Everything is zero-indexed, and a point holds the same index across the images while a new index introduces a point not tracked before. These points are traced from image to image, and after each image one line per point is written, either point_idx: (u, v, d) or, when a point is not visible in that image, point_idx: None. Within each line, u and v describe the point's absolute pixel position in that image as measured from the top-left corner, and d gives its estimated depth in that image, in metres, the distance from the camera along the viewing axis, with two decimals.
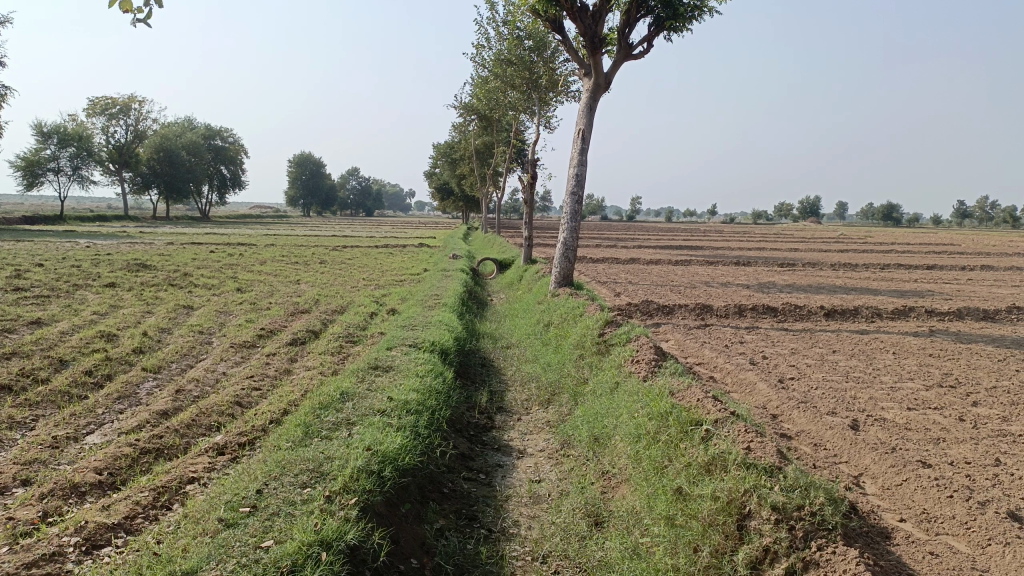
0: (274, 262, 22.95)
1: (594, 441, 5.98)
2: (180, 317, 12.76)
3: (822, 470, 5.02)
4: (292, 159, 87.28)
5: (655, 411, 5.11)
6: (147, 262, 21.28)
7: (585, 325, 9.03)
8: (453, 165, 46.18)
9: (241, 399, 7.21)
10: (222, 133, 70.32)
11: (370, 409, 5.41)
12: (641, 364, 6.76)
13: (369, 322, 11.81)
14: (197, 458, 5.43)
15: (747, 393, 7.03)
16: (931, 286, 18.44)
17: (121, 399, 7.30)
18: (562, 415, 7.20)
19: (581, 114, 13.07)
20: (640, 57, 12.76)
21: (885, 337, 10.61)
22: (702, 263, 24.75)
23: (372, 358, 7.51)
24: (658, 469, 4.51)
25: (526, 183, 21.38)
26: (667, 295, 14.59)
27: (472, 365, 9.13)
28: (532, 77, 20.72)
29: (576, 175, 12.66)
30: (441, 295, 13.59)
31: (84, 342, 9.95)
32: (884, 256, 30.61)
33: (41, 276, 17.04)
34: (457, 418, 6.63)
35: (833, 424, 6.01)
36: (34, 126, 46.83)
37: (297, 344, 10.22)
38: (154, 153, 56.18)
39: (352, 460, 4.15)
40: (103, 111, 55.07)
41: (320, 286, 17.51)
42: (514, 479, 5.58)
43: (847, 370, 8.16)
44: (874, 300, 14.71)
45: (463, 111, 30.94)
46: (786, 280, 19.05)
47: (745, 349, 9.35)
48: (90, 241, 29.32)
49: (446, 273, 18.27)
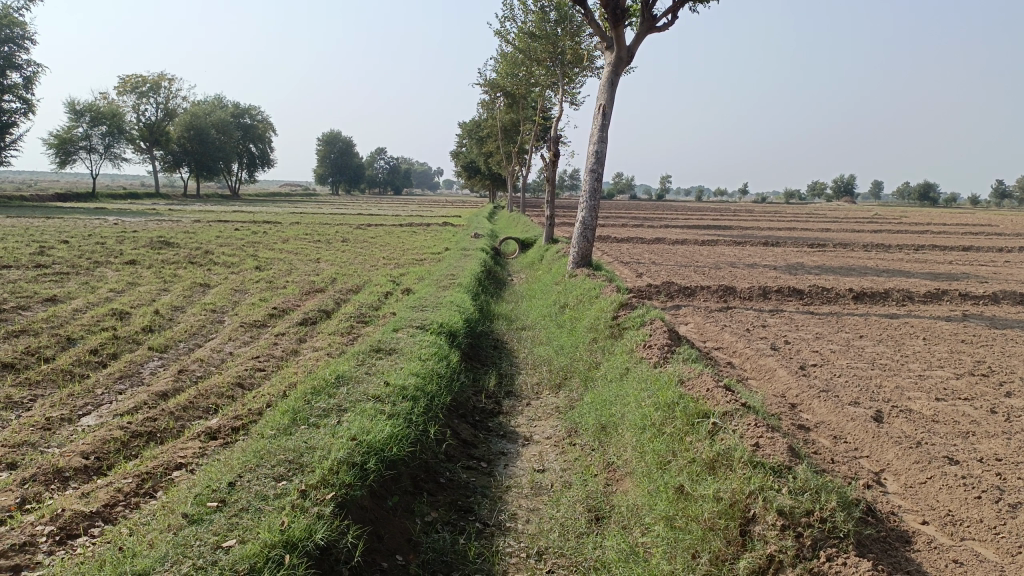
0: (296, 240, 22.88)
1: (600, 429, 5.71)
2: (196, 295, 12.66)
3: (841, 466, 4.71)
4: (321, 137, 87.37)
5: (662, 400, 4.83)
6: (170, 239, 21.29)
7: (599, 308, 8.73)
8: (479, 143, 45.75)
9: (243, 380, 7.03)
10: (251, 111, 70.52)
11: (364, 395, 5.19)
12: (653, 348, 6.46)
13: (383, 302, 11.61)
14: (187, 443, 5.28)
15: (765, 380, 6.70)
16: (966, 269, 17.79)
17: (122, 379, 7.17)
18: (572, 400, 6.93)
19: (602, 89, 12.68)
20: (664, 30, 12.33)
21: (915, 321, 10.18)
22: (728, 243, 24.20)
23: (376, 340, 7.30)
24: (662, 465, 4.23)
25: (548, 160, 20.99)
26: (690, 277, 14.21)
27: (482, 347, 8.88)
28: (556, 52, 20.27)
29: (596, 152, 12.30)
30: (458, 275, 13.34)
31: (95, 320, 9.87)
32: (919, 237, 29.72)
33: (63, 253, 17.08)
34: (460, 404, 6.40)
35: (855, 415, 5.67)
36: (67, 104, 47.24)
37: (307, 323, 10.06)
38: (184, 131, 56.50)
39: (334, 451, 3.93)
40: (133, 90, 55.32)
41: (339, 264, 17.35)
42: (517, 468, 5.35)
43: (873, 357, 7.78)
44: (906, 282, 14.19)
45: (488, 88, 30.52)
46: (815, 261, 18.54)
47: (767, 333, 8.99)
48: (119, 218, 29.56)
49: (466, 252, 18.03)
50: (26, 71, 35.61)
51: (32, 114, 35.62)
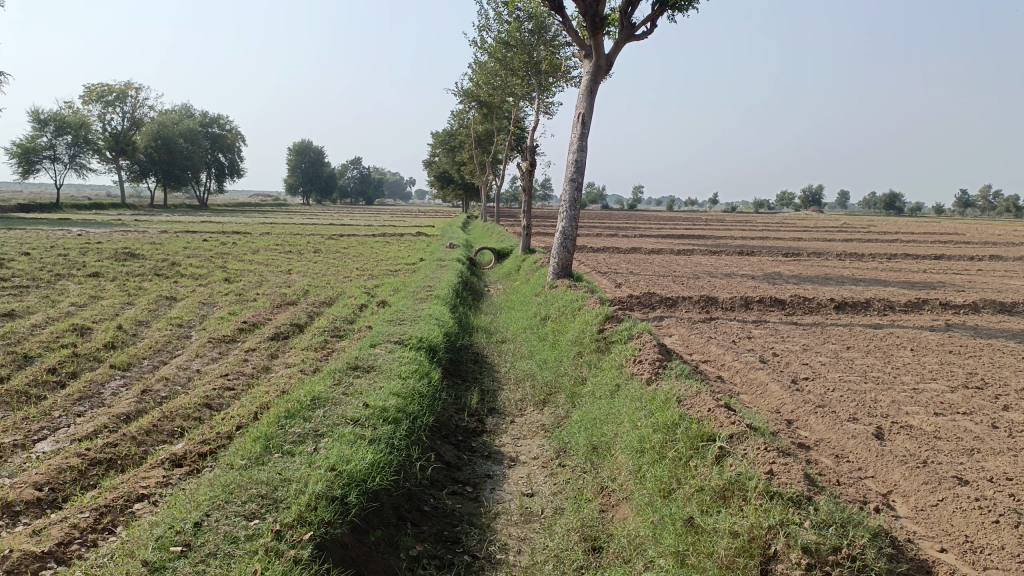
0: (267, 251, 22.39)
1: (591, 450, 5.43)
2: (161, 309, 12.19)
3: (847, 487, 4.48)
4: (291, 147, 86.35)
5: (660, 420, 4.55)
6: (136, 250, 20.72)
7: (583, 320, 8.46)
8: (451, 153, 45.42)
9: (211, 400, 6.66)
10: (220, 120, 69.59)
11: (342, 418, 4.85)
12: (644, 364, 6.19)
13: (358, 315, 11.27)
14: (150, 471, 4.92)
15: (758, 396, 6.47)
16: (942, 277, 17.83)
17: (82, 401, 6.75)
18: (558, 418, 6.65)
19: (581, 97, 12.47)
20: (643, 38, 12.15)
21: (900, 332, 10.06)
22: (704, 252, 24.14)
23: (353, 356, 6.97)
24: (665, 493, 3.97)
25: (525, 169, 20.72)
26: (670, 287, 14.03)
27: (462, 362, 8.57)
28: (532, 61, 20.08)
29: (576, 161, 12.07)
30: (435, 286, 13.02)
31: (55, 336, 9.41)
32: (889, 246, 29.96)
33: (24, 265, 16.47)
34: (442, 423, 6.09)
35: (855, 432, 5.46)
36: (30, 113, 46.21)
37: (279, 338, 9.68)
38: (152, 140, 55.50)
39: (312, 484, 3.60)
40: (99, 99, 54.27)
41: (311, 276, 16.92)
42: (504, 493, 5.05)
43: (864, 369, 7.60)
44: (885, 292, 14.13)
45: (462, 97, 30.28)
46: (792, 270, 18.49)
47: (754, 345, 8.79)
48: (84, 229, 28.84)
49: (442, 263, 17.72)
50: None
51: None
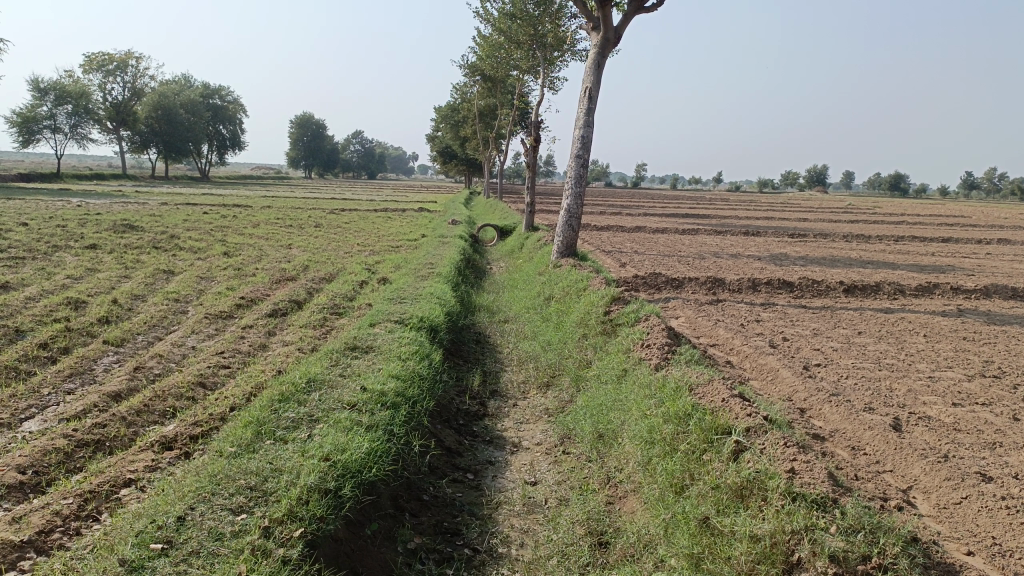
0: (268, 225, 22.12)
1: (597, 438, 5.23)
2: (158, 283, 11.97)
3: (866, 482, 4.28)
4: (293, 120, 85.65)
5: (672, 409, 4.34)
6: (135, 222, 20.48)
7: (588, 301, 8.23)
8: (454, 128, 44.94)
9: (205, 379, 6.46)
10: (222, 92, 68.96)
11: (338, 403, 4.65)
12: (653, 348, 5.98)
13: (358, 292, 11.05)
14: (139, 454, 4.73)
15: (769, 382, 6.27)
16: (950, 260, 17.56)
17: (72, 377, 6.55)
18: (563, 402, 6.45)
19: (588, 71, 12.14)
20: (652, 10, 11.80)
21: (912, 317, 9.82)
22: (709, 232, 23.86)
23: (350, 336, 6.75)
24: (677, 489, 3.77)
25: (529, 145, 20.39)
26: (675, 267, 13.78)
27: (464, 342, 8.37)
28: (537, 34, 19.67)
29: (581, 137, 11.77)
30: (436, 263, 12.78)
31: (48, 310, 9.20)
32: (895, 228, 29.60)
33: (21, 237, 16.23)
34: (443, 407, 5.89)
35: (872, 423, 5.26)
36: (30, 82, 45.75)
37: (277, 314, 9.48)
38: (153, 111, 54.98)
39: (304, 475, 3.41)
40: (100, 68, 53.71)
41: (312, 251, 16.69)
42: (506, 481, 4.86)
43: (877, 356, 7.38)
44: (894, 275, 13.88)
45: (466, 71, 29.81)
46: (799, 252, 18.21)
47: (763, 329, 8.56)
48: (83, 201, 28.54)
49: (444, 239, 17.45)
50: None
51: None
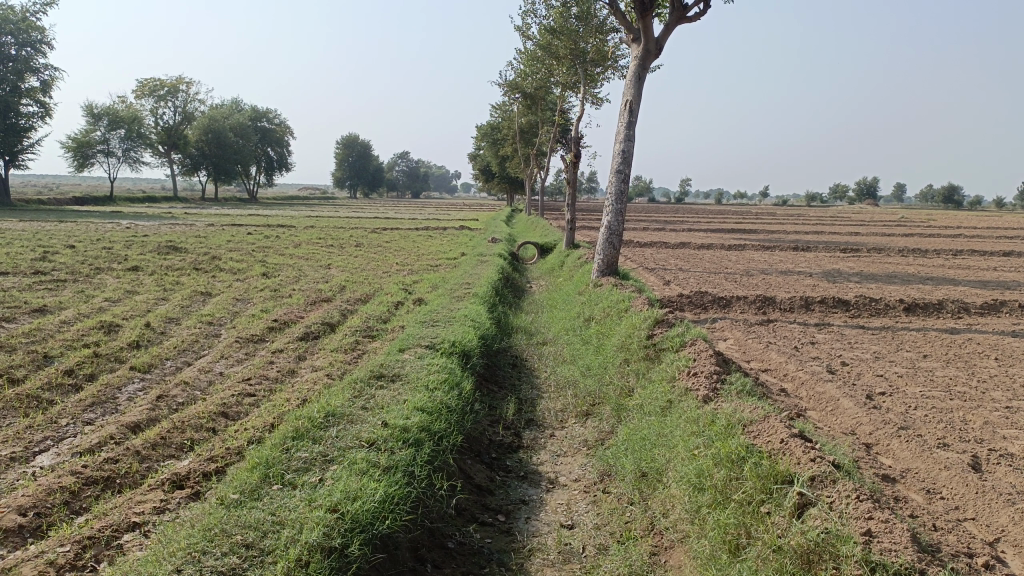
0: (309, 245, 22.10)
1: (640, 477, 4.78)
2: (194, 305, 11.83)
3: (946, 533, 3.78)
4: (341, 141, 87.06)
5: (722, 451, 3.90)
6: (180, 243, 20.63)
7: (630, 324, 7.77)
8: (495, 147, 44.78)
9: (228, 409, 6.16)
10: (270, 114, 70.12)
11: (356, 440, 4.31)
12: (700, 377, 5.51)
13: (393, 314, 10.76)
14: (148, 493, 4.43)
15: (828, 414, 5.76)
16: (1013, 276, 16.65)
17: (93, 407, 6.32)
18: (603, 434, 6.00)
19: (629, 84, 11.74)
20: (695, 19, 11.37)
21: (979, 338, 9.15)
22: (756, 248, 23.14)
23: (377, 363, 6.41)
24: (731, 548, 3.31)
25: (569, 162, 20.00)
26: (721, 285, 13.25)
27: (499, 367, 7.98)
28: (578, 49, 19.29)
29: (622, 151, 11.35)
30: (474, 283, 12.44)
31: (79, 334, 9.06)
32: (952, 241, 28.42)
33: (66, 259, 16.35)
34: (473, 439, 5.51)
35: (947, 461, 4.72)
36: (85, 108, 47.01)
37: (309, 338, 9.21)
38: (202, 135, 56.04)
39: (306, 531, 3.10)
40: (152, 93, 54.98)
41: (350, 271, 16.51)
42: (540, 523, 4.46)
43: (946, 382, 6.80)
44: (956, 292, 13.12)
45: (506, 89, 29.63)
46: (853, 268, 17.42)
47: (819, 353, 7.99)
48: (132, 223, 28.95)
49: (483, 258, 17.18)
50: (44, 76, 36.71)
51: (50, 116, 36.88)
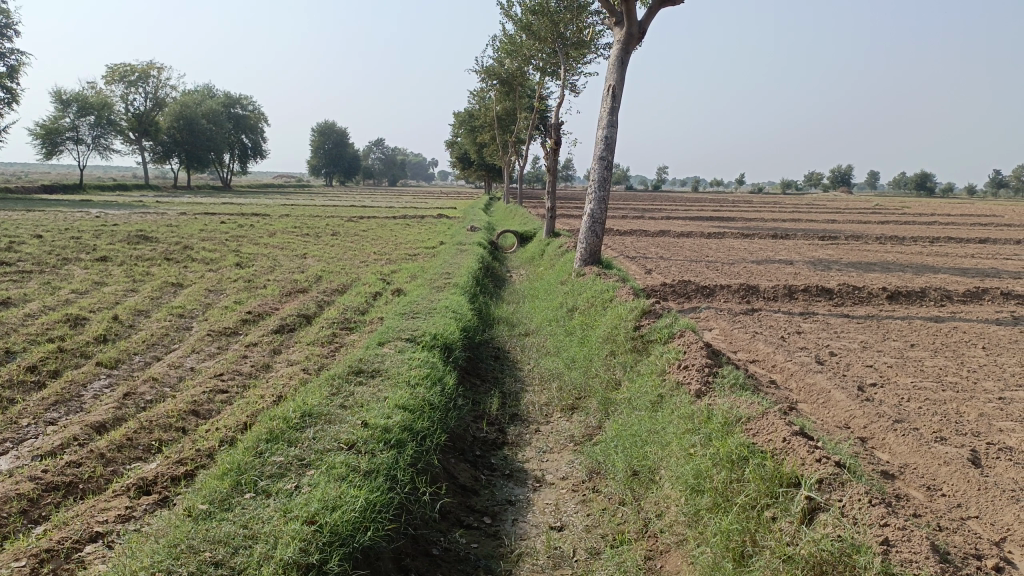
0: (284, 234, 21.68)
1: (631, 476, 4.60)
2: (165, 297, 11.46)
3: (953, 534, 3.62)
4: (316, 128, 85.96)
5: (721, 451, 3.74)
6: (150, 232, 20.13)
7: (616, 315, 7.58)
8: (473, 134, 44.35)
9: (199, 406, 5.88)
10: (243, 101, 69.03)
11: (335, 442, 4.08)
12: (691, 370, 5.33)
13: (371, 304, 10.50)
14: (113, 500, 4.16)
15: (821, 406, 5.62)
16: (991, 263, 16.69)
17: (56, 406, 6.01)
18: (590, 429, 5.81)
19: (611, 69, 11.52)
20: (678, 3, 11.15)
21: (965, 326, 9.07)
22: (736, 236, 23.07)
23: (356, 358, 6.16)
24: (736, 558, 3.14)
25: (549, 149, 19.74)
26: (704, 274, 13.11)
27: (481, 360, 7.76)
28: (558, 34, 19.00)
29: (604, 138, 11.14)
30: (453, 272, 12.20)
31: (44, 328, 8.70)
32: (928, 228, 28.59)
33: (32, 249, 15.84)
34: (456, 437, 5.30)
35: (947, 457, 4.57)
36: (53, 94, 45.87)
37: (284, 330, 8.93)
38: (174, 121, 55.01)
39: (281, 547, 2.91)
40: (122, 79, 53.82)
41: (327, 260, 16.16)
42: (527, 525, 4.27)
43: (937, 372, 6.68)
44: (938, 279, 13.08)
45: (484, 76, 29.27)
46: (834, 255, 17.38)
47: (806, 343, 7.85)
48: (102, 211, 28.26)
49: (462, 247, 16.91)
50: (10, 60, 35.70)
51: (16, 103, 35.90)
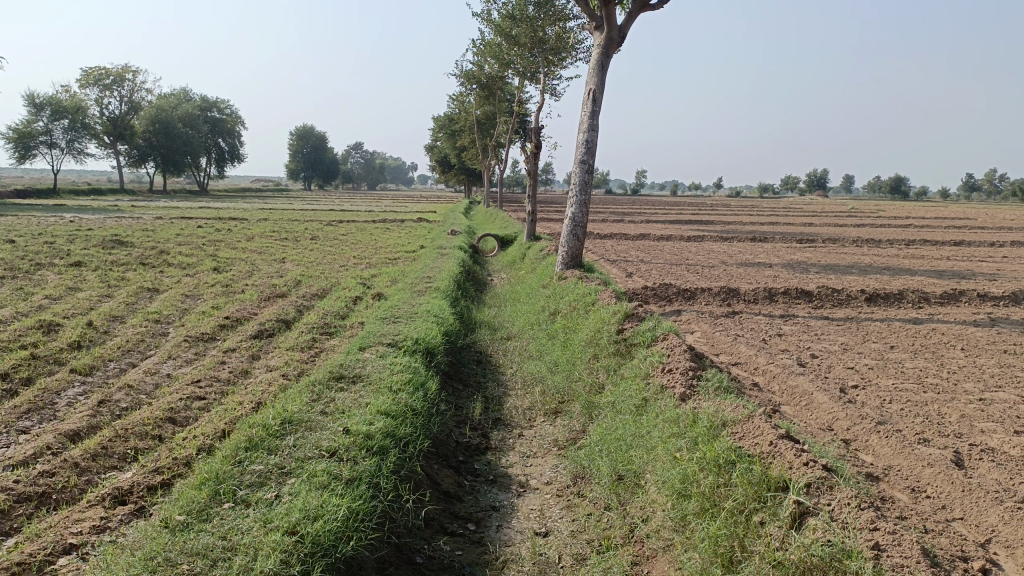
0: (262, 239, 21.46)
1: (616, 480, 4.56)
2: (141, 302, 11.29)
3: (938, 536, 3.61)
4: (295, 132, 85.43)
5: (708, 455, 3.71)
6: (125, 237, 19.86)
7: (598, 318, 7.55)
8: (452, 138, 44.28)
9: (176, 414, 5.77)
10: (221, 105, 68.48)
11: (316, 449, 4.00)
12: (675, 374, 5.31)
13: (351, 309, 10.40)
14: (87, 511, 4.06)
15: (804, 409, 5.61)
16: (966, 265, 16.88)
17: (28, 414, 5.87)
18: (574, 433, 5.77)
19: (591, 73, 11.51)
20: (657, 8, 11.19)
21: (943, 328, 9.14)
22: (715, 239, 23.18)
23: (336, 363, 6.08)
24: (725, 563, 3.12)
25: (529, 153, 19.73)
26: (684, 277, 13.13)
27: (463, 365, 7.70)
28: (538, 38, 19.01)
29: (585, 142, 11.13)
30: (434, 277, 12.12)
31: (16, 334, 8.52)
32: (904, 231, 28.89)
33: (4, 254, 15.57)
34: (439, 442, 5.23)
35: (930, 458, 4.58)
36: (26, 97, 45.23)
37: (263, 336, 8.82)
38: (150, 125, 54.42)
39: (262, 559, 2.84)
40: (97, 83, 53.20)
41: (306, 265, 16.02)
42: (512, 531, 4.21)
43: (918, 374, 6.71)
44: (915, 282, 13.19)
45: (463, 80, 29.23)
46: (812, 258, 17.48)
47: (788, 345, 7.87)
48: (77, 216, 27.86)
49: (442, 251, 16.83)
50: None
51: None
